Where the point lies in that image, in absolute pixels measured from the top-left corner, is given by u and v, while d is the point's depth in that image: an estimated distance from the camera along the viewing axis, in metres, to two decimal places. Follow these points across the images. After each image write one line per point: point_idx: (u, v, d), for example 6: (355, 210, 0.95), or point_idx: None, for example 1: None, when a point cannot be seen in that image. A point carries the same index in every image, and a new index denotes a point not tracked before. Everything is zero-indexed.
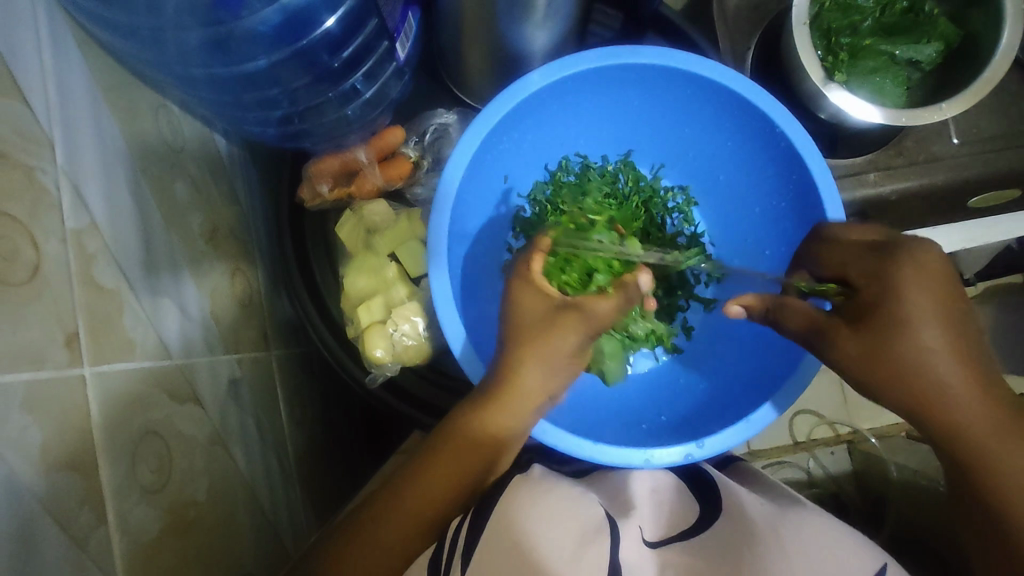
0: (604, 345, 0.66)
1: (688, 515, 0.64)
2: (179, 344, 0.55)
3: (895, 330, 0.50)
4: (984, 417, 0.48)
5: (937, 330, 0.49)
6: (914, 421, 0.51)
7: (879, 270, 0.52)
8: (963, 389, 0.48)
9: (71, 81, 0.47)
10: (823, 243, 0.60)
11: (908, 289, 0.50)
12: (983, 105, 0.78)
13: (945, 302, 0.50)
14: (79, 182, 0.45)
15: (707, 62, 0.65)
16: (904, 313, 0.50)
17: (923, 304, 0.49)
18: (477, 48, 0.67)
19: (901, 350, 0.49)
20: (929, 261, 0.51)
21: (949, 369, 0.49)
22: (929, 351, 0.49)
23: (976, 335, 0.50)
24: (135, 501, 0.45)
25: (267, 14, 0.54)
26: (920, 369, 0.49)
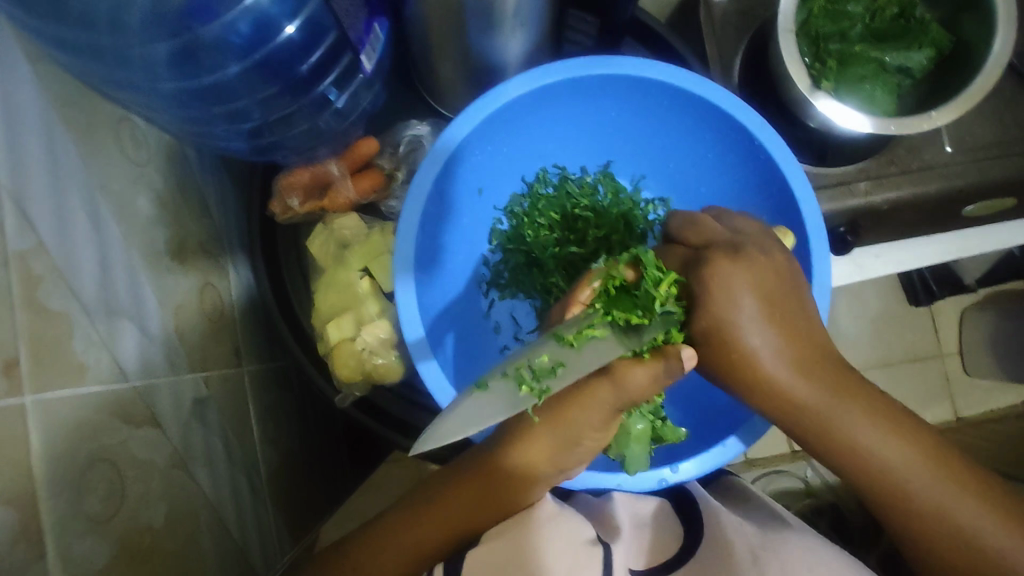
0: (632, 426, 0.56)
1: (672, 539, 0.61)
2: (137, 365, 0.53)
3: (715, 347, 0.51)
4: (824, 389, 0.50)
5: (761, 329, 0.50)
6: (759, 410, 0.52)
7: (690, 273, 0.52)
8: (793, 376, 0.50)
9: (20, 99, 0.45)
10: (669, 243, 0.56)
11: (727, 282, 0.50)
12: (977, 111, 0.76)
13: (772, 297, 0.51)
14: (26, 203, 0.43)
15: (684, 72, 0.63)
16: (739, 319, 0.50)
17: (749, 304, 0.50)
18: (449, 57, 0.65)
19: (727, 356, 0.50)
20: (759, 263, 0.51)
21: (773, 358, 0.50)
22: (761, 350, 0.49)
23: (803, 313, 0.52)
24: (80, 532, 0.43)
25: (232, 20, 0.53)
26: (750, 367, 0.50)
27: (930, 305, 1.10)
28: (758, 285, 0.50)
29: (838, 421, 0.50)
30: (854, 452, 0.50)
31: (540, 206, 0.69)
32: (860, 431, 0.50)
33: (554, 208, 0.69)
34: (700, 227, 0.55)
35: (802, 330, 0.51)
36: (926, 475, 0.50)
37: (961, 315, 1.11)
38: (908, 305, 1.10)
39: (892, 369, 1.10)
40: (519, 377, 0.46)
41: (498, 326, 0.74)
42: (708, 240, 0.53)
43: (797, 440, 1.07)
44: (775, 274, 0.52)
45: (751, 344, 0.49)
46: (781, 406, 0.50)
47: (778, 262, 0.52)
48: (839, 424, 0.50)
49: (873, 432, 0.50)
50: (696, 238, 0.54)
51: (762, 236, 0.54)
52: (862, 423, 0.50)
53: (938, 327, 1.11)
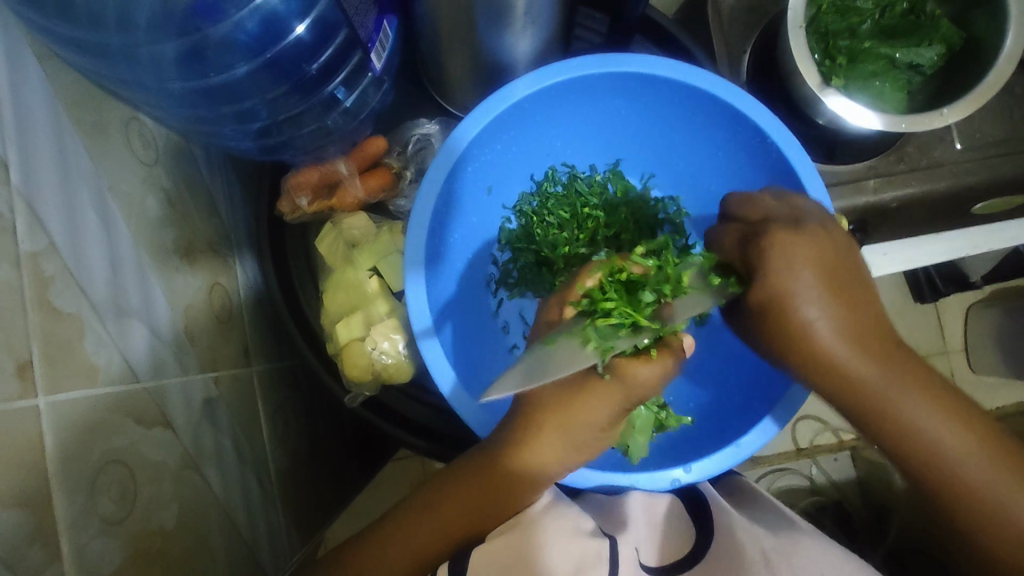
0: (637, 418, 0.61)
1: (683, 539, 0.60)
2: (148, 366, 0.53)
3: (777, 310, 0.51)
4: (871, 365, 0.50)
5: (819, 303, 0.50)
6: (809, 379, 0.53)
7: (747, 247, 0.54)
8: (847, 350, 0.50)
9: (29, 99, 0.45)
10: (726, 222, 0.59)
11: (786, 254, 0.51)
12: (987, 108, 0.75)
13: (830, 269, 0.51)
14: (37, 204, 0.43)
15: (695, 69, 0.62)
16: (796, 291, 0.50)
17: (808, 275, 0.50)
18: (457, 56, 0.65)
19: (785, 324, 0.51)
20: (821, 238, 0.51)
21: (833, 332, 0.50)
22: (816, 322, 0.50)
23: (866, 291, 0.52)
24: (93, 534, 0.43)
25: (241, 18, 0.52)
26: (805, 339, 0.50)
27: (937, 302, 1.10)
28: (821, 257, 0.51)
29: (882, 395, 0.50)
30: (898, 425, 0.50)
31: (549, 204, 0.69)
32: (910, 408, 0.50)
33: (563, 206, 0.69)
34: (756, 203, 0.56)
35: (862, 306, 0.51)
36: (968, 452, 0.49)
37: (967, 312, 1.10)
38: (914, 302, 1.09)
39: None
40: (584, 336, 0.48)
41: (507, 325, 0.74)
42: (767, 214, 0.55)
43: (803, 436, 1.05)
44: (837, 252, 0.52)
45: (807, 318, 0.50)
46: (840, 379, 0.50)
47: (840, 243, 0.52)
48: (891, 400, 0.50)
49: (920, 410, 0.50)
50: (756, 212, 0.56)
51: (820, 215, 0.54)
52: (915, 401, 0.50)
53: (944, 324, 1.10)
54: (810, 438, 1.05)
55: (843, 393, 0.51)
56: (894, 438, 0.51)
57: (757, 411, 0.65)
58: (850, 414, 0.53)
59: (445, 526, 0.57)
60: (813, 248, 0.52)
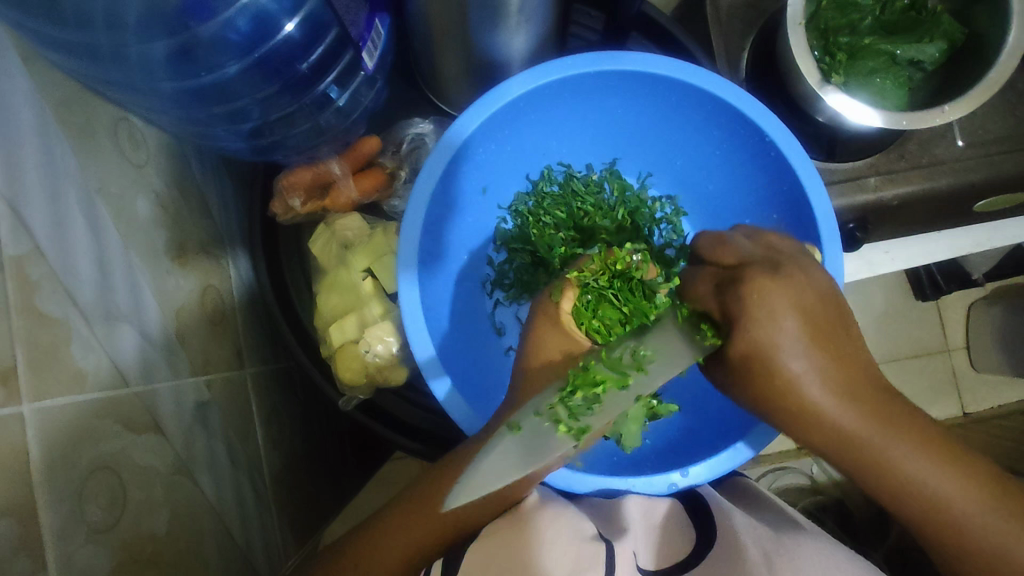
0: (630, 407, 0.57)
1: (681, 543, 0.59)
2: (138, 371, 0.52)
3: (756, 360, 0.47)
4: (856, 416, 0.46)
5: (804, 354, 0.46)
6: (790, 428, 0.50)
7: (722, 296, 0.49)
8: (837, 408, 0.46)
9: (12, 100, 0.44)
10: (701, 265, 0.55)
11: (765, 301, 0.46)
12: (989, 104, 0.74)
13: (816, 322, 0.47)
14: (21, 208, 0.42)
15: (694, 68, 0.61)
16: (779, 342, 0.46)
17: (791, 325, 0.46)
18: (451, 54, 0.64)
19: (770, 378, 0.47)
20: (796, 283, 0.47)
21: (820, 393, 0.46)
22: (803, 375, 0.46)
23: (848, 337, 0.48)
24: (80, 543, 0.43)
25: (230, 17, 0.51)
26: (788, 393, 0.47)
27: (938, 301, 1.09)
28: (799, 306, 0.46)
29: (874, 448, 0.47)
30: (891, 476, 0.47)
31: (545, 205, 0.69)
32: (908, 464, 0.47)
33: (559, 207, 0.68)
34: (730, 248, 0.52)
35: (845, 353, 0.47)
36: (972, 490, 0.47)
37: (968, 311, 1.09)
38: (915, 301, 1.08)
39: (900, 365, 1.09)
40: (554, 416, 0.51)
41: (503, 327, 0.73)
42: (743, 260, 0.50)
43: None
44: (817, 295, 0.48)
45: (792, 370, 0.46)
46: (824, 428, 0.47)
47: (822, 288, 0.49)
48: (885, 454, 0.47)
49: (918, 464, 0.47)
50: (731, 257, 0.51)
51: (796, 255, 0.51)
52: (914, 460, 0.47)
53: (945, 323, 1.09)
54: None
55: (835, 446, 0.48)
56: (885, 486, 0.48)
57: (756, 412, 0.65)
58: (837, 465, 0.50)
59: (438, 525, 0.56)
60: (791, 294, 0.47)
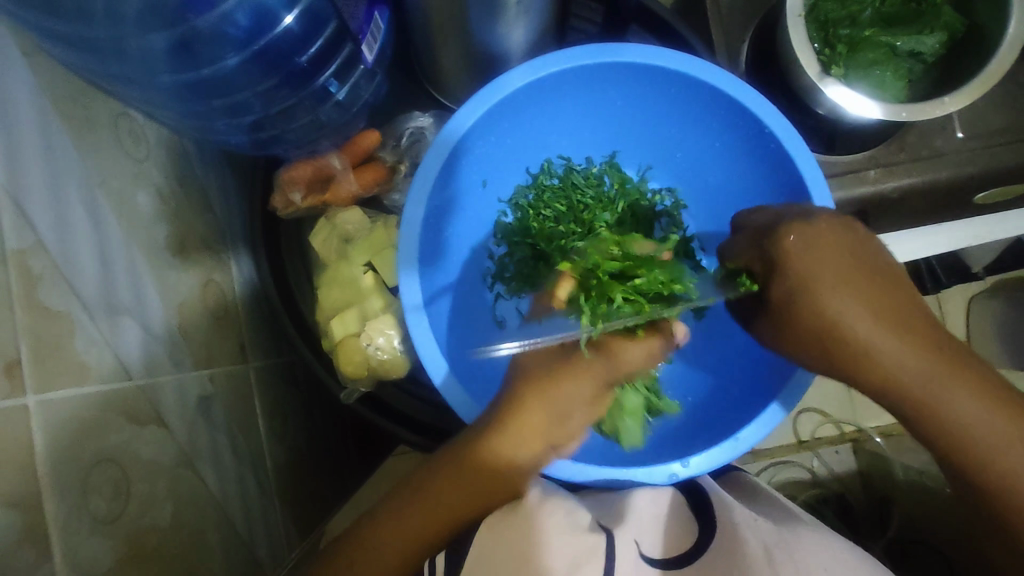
0: (626, 400, 0.64)
1: (687, 531, 0.59)
2: (141, 364, 0.53)
3: (805, 300, 0.50)
4: (899, 352, 0.48)
5: (846, 292, 0.48)
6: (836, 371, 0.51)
7: (761, 246, 0.53)
8: (888, 343, 0.48)
9: (14, 95, 0.44)
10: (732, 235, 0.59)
11: (805, 249, 0.50)
12: (989, 96, 0.74)
13: (856, 261, 0.50)
14: (23, 201, 0.43)
15: (692, 59, 0.61)
16: (820, 278, 0.49)
17: (832, 270, 0.49)
18: (451, 47, 0.64)
19: (808, 319, 0.50)
20: (835, 230, 0.51)
21: (864, 328, 0.48)
22: (846, 313, 0.48)
23: (900, 289, 0.50)
24: (86, 533, 0.43)
25: (230, 10, 0.52)
26: (836, 327, 0.48)
27: (939, 294, 1.09)
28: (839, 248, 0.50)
29: (920, 386, 0.47)
30: (936, 416, 0.48)
31: (545, 197, 0.69)
32: (957, 404, 0.47)
33: (559, 199, 0.69)
34: (765, 210, 0.57)
35: (889, 294, 0.49)
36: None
37: (969, 304, 1.09)
38: (916, 294, 1.09)
39: None
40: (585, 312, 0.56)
41: (503, 321, 0.73)
42: (777, 216, 0.54)
43: (803, 428, 1.05)
44: (859, 242, 0.51)
45: (835, 306, 0.48)
46: (865, 357, 0.48)
47: (860, 235, 0.51)
48: (937, 398, 0.47)
49: (967, 406, 0.47)
50: (763, 217, 0.55)
51: (835, 212, 0.53)
52: (964, 396, 0.47)
53: (947, 316, 1.09)
54: (811, 430, 1.05)
55: (884, 389, 0.49)
56: (938, 431, 0.48)
57: (758, 404, 0.64)
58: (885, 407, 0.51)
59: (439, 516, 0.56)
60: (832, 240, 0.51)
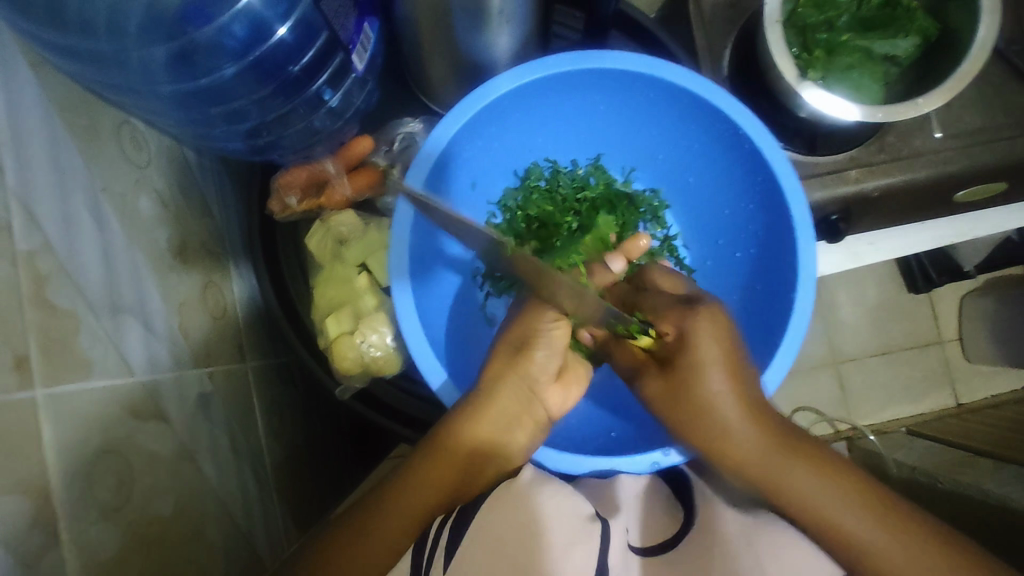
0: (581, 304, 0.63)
1: (669, 524, 0.61)
2: (143, 361, 0.55)
3: (686, 381, 0.57)
4: (749, 431, 0.56)
5: (725, 379, 0.56)
6: (738, 472, 0.58)
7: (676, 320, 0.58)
8: (738, 409, 0.56)
9: (23, 106, 0.47)
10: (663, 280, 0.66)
11: (700, 342, 0.56)
12: (964, 97, 0.77)
13: (732, 357, 0.56)
14: (31, 204, 0.45)
15: (670, 64, 0.64)
16: (705, 363, 0.56)
17: (712, 349, 0.56)
18: (439, 55, 0.67)
19: (690, 380, 0.57)
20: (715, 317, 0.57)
21: (720, 384, 0.56)
22: (720, 395, 0.56)
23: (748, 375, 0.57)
24: (92, 521, 0.45)
25: (227, 22, 0.55)
26: (706, 408, 0.57)
27: (930, 293, 1.11)
28: (717, 341, 0.56)
29: (726, 423, 0.56)
30: (783, 453, 0.56)
31: (533, 199, 0.72)
32: (806, 483, 0.56)
33: (547, 202, 0.71)
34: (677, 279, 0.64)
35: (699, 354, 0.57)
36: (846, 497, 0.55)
37: (960, 302, 1.12)
38: (908, 293, 1.11)
39: (889, 357, 1.11)
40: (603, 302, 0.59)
41: (493, 318, 0.75)
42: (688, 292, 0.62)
43: None
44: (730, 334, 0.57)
45: (709, 390, 0.56)
46: (769, 470, 0.56)
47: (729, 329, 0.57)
48: (783, 481, 0.56)
49: (804, 480, 0.56)
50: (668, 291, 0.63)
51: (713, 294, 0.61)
52: (801, 475, 0.56)
53: (937, 315, 1.12)
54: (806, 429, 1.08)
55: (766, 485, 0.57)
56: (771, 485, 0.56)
57: None
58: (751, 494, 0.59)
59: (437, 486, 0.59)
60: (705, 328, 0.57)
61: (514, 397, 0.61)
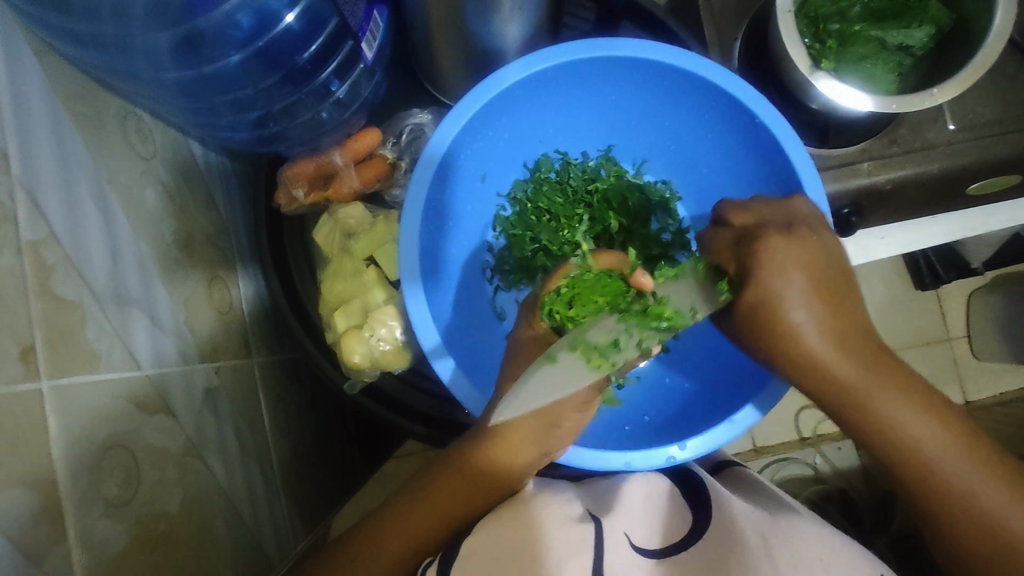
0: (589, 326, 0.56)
1: (679, 524, 0.59)
2: (150, 355, 0.54)
3: (769, 309, 0.52)
4: (853, 368, 0.51)
5: (806, 304, 0.51)
6: (821, 401, 0.53)
7: (739, 250, 0.55)
8: (834, 350, 0.51)
9: (27, 93, 0.46)
10: (716, 227, 0.60)
11: (773, 253, 0.53)
12: (979, 88, 0.75)
13: (819, 275, 0.53)
14: (36, 193, 0.44)
15: (683, 53, 0.63)
16: (787, 293, 0.52)
17: (799, 279, 0.52)
18: (449, 45, 0.66)
19: (773, 323, 0.52)
20: (807, 243, 0.53)
21: (813, 313, 0.52)
22: (805, 326, 0.51)
23: (851, 295, 0.53)
24: (98, 516, 0.44)
25: (231, 11, 0.54)
26: (796, 342, 0.51)
27: (939, 289, 1.10)
28: (807, 261, 0.52)
29: (821, 360, 0.51)
30: (844, 388, 0.51)
31: (543, 191, 0.71)
32: (883, 401, 0.51)
33: (557, 194, 0.70)
34: (746, 209, 0.58)
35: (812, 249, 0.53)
36: (941, 447, 0.50)
37: (969, 298, 1.10)
38: (917, 289, 1.09)
39: (899, 355, 1.10)
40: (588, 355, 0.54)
41: (503, 312, 0.74)
42: (757, 219, 0.56)
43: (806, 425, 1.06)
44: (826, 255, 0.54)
45: (795, 317, 0.51)
46: (849, 402, 0.51)
47: (827, 248, 0.54)
48: (884, 422, 0.51)
49: (897, 404, 0.51)
50: (746, 218, 0.57)
51: (809, 218, 0.56)
52: (895, 403, 0.51)
53: (946, 311, 1.10)
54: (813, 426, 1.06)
55: (868, 433, 0.52)
56: (879, 438, 0.52)
57: (725, 407, 0.67)
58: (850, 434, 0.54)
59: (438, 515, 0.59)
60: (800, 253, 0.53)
61: (530, 442, 0.58)
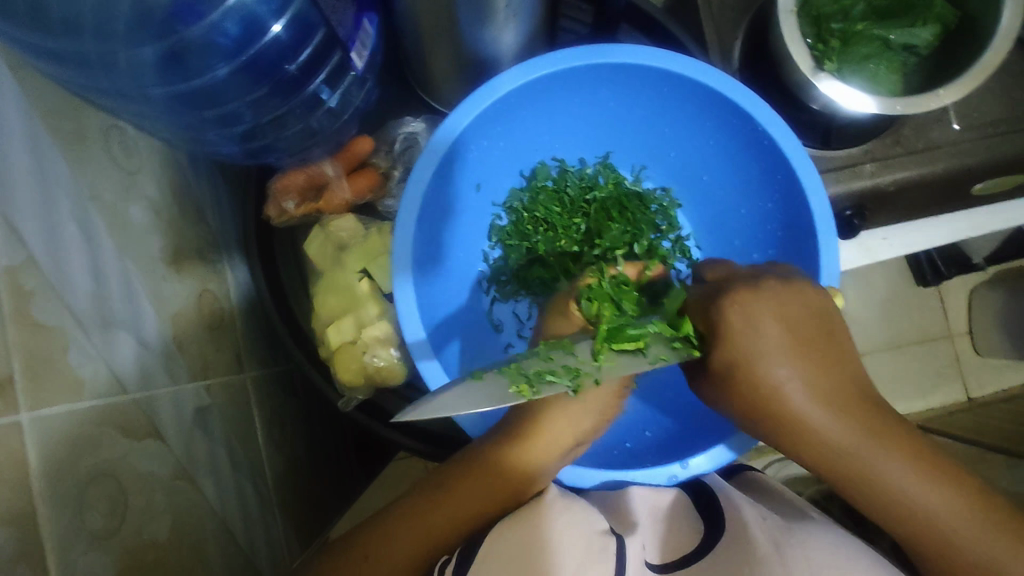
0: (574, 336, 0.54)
1: (689, 536, 0.58)
2: (137, 378, 0.52)
3: (745, 370, 0.51)
4: (849, 427, 0.51)
5: (786, 361, 0.50)
6: (794, 454, 0.53)
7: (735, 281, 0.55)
8: (824, 410, 0.50)
9: (4, 114, 0.44)
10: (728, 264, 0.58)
11: (754, 314, 0.51)
12: (982, 87, 0.73)
13: (820, 309, 0.53)
14: (13, 216, 0.42)
15: (684, 58, 0.61)
16: (757, 349, 0.51)
17: (774, 332, 0.51)
18: (440, 51, 0.64)
19: (754, 382, 0.51)
20: (791, 290, 0.52)
21: (796, 392, 0.50)
22: (788, 383, 0.50)
23: (845, 314, 0.54)
24: (83, 550, 0.43)
25: (218, 20, 0.52)
26: (777, 399, 0.51)
27: (941, 286, 1.08)
28: (803, 294, 0.52)
29: (803, 414, 0.51)
30: (834, 454, 0.51)
31: (541, 199, 0.69)
32: (889, 466, 0.51)
33: (554, 202, 0.69)
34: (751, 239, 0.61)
35: (815, 313, 0.52)
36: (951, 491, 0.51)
37: (970, 294, 1.09)
38: (917, 286, 1.07)
39: (900, 353, 1.08)
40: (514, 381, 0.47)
41: (500, 325, 0.72)
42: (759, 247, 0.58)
43: None
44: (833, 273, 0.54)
45: (778, 376, 0.50)
46: (860, 441, 0.51)
47: None
48: (872, 467, 0.51)
49: (897, 467, 0.51)
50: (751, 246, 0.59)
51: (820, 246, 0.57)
52: (892, 460, 0.51)
53: (947, 307, 1.09)
54: None
55: (849, 480, 0.52)
56: (874, 496, 0.52)
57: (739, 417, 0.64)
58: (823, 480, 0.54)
59: (456, 513, 0.57)
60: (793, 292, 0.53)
61: (563, 433, 0.59)
